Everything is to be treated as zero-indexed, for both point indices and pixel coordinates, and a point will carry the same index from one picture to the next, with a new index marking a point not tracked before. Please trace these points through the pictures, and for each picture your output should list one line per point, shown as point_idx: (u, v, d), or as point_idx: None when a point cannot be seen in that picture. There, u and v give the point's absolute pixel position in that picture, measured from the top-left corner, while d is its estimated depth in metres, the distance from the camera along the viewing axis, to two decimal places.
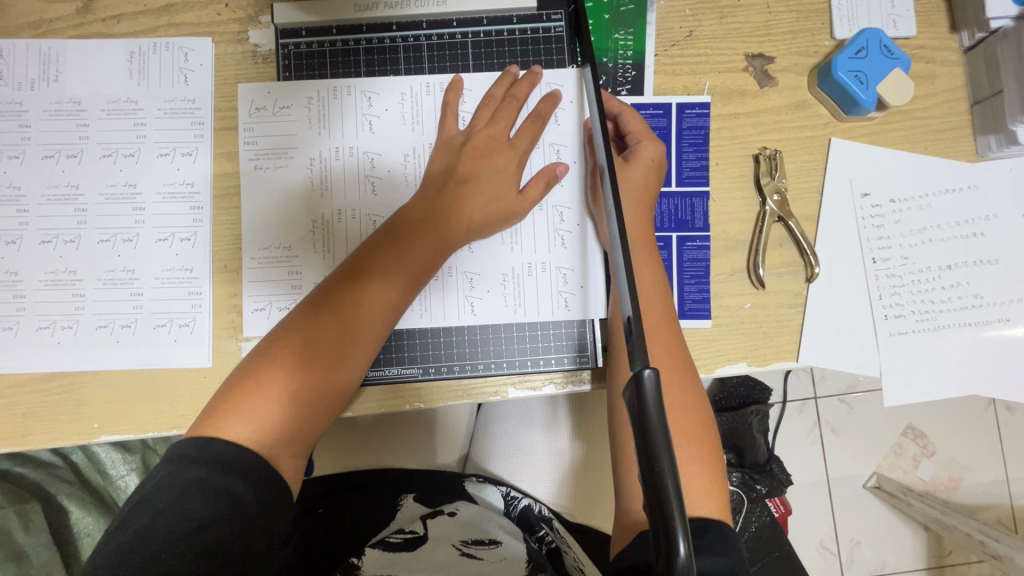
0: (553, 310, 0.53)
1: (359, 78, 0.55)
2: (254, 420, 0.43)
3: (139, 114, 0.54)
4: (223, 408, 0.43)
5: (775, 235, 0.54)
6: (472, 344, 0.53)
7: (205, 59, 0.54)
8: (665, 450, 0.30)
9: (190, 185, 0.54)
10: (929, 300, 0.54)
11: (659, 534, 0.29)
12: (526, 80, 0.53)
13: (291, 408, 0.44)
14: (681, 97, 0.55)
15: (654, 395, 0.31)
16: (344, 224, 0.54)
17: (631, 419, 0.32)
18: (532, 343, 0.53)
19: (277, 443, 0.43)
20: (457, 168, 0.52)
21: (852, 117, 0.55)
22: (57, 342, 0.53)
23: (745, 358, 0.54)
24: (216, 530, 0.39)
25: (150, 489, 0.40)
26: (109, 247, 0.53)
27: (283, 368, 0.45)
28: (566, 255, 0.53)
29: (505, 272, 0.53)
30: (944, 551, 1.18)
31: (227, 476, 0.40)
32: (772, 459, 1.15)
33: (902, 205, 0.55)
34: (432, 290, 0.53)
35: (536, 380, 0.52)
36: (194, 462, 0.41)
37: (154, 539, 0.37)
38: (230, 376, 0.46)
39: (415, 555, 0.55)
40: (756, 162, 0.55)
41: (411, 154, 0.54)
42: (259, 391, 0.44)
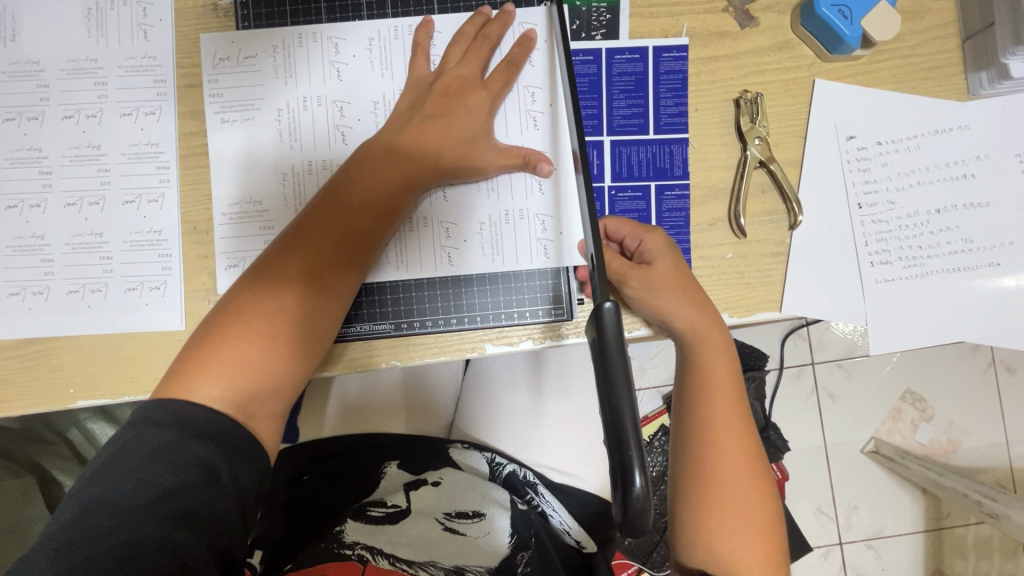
0: (528, 261, 0.52)
1: (321, 26, 0.53)
2: (225, 378, 0.42)
3: (100, 72, 0.53)
4: (191, 368, 0.42)
5: (757, 182, 0.53)
6: (447, 297, 0.52)
7: (164, 14, 0.53)
8: (623, 382, 0.29)
9: (155, 145, 0.53)
10: (917, 245, 0.53)
11: (615, 468, 0.28)
12: (498, 20, 0.52)
13: (264, 369, 0.43)
14: (658, 41, 0.53)
15: (614, 329, 0.31)
16: (314, 177, 0.52)
17: (592, 356, 0.32)
18: (508, 295, 0.52)
19: (250, 404, 0.43)
20: (425, 106, 0.50)
21: (837, 56, 0.52)
22: (28, 308, 0.52)
23: (728, 310, 0.52)
24: (183, 498, 0.38)
25: (114, 453, 0.39)
26: (76, 211, 0.52)
27: (251, 326, 0.43)
28: (542, 202, 0.52)
29: (481, 222, 0.52)
30: (942, 514, 1.17)
31: (194, 441, 0.40)
32: (769, 427, 1.14)
33: (889, 146, 0.53)
34: (408, 241, 0.52)
35: (514, 335, 0.52)
36: (160, 426, 0.40)
37: (119, 505, 0.37)
38: (194, 334, 0.44)
39: (399, 529, 0.58)
40: (736, 107, 0.53)
41: (380, 101, 0.53)
42: (228, 350, 0.43)
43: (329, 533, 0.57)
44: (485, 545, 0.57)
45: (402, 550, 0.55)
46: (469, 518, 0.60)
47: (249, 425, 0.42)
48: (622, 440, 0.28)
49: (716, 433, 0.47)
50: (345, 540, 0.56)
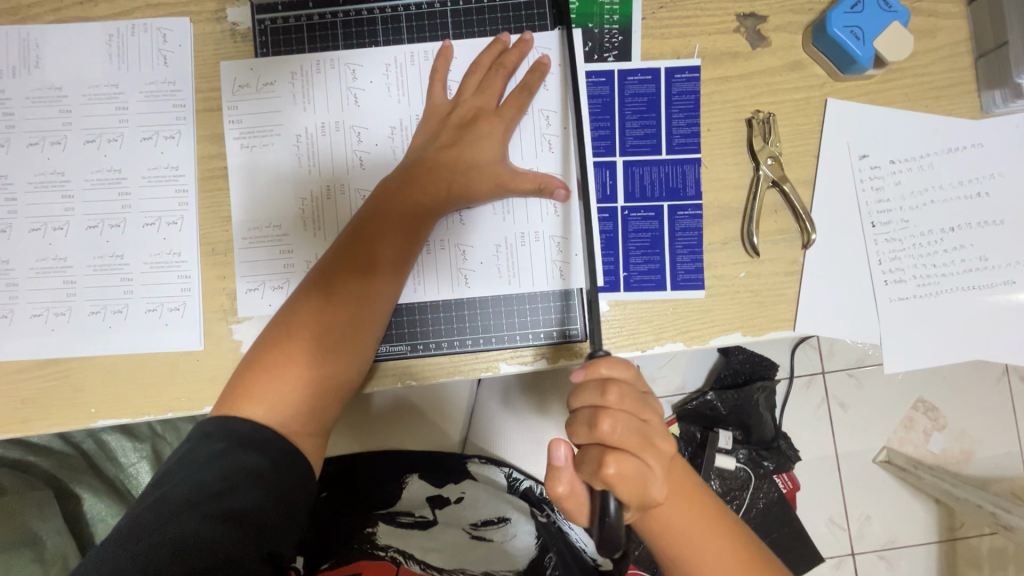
0: (542, 284, 0.52)
1: (338, 51, 0.54)
2: (264, 398, 0.44)
3: (121, 98, 0.54)
4: (236, 392, 0.45)
5: (769, 201, 0.53)
6: (461, 320, 0.52)
7: (184, 40, 0.54)
8: None
9: (174, 168, 0.54)
10: (930, 264, 0.53)
11: None
12: (515, 49, 0.52)
13: (299, 389, 0.45)
14: (670, 62, 0.53)
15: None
16: (334, 202, 0.53)
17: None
18: (523, 317, 0.52)
19: (289, 422, 0.45)
20: (440, 136, 0.51)
21: (849, 75, 0.53)
22: (50, 328, 0.53)
23: (741, 328, 0.52)
24: (229, 498, 0.40)
25: (178, 456, 0.42)
26: (97, 233, 0.53)
27: (287, 352, 0.46)
28: (555, 223, 0.52)
29: (497, 244, 0.52)
30: (956, 524, 1.16)
31: (242, 451, 0.42)
32: (780, 436, 1.13)
33: (903, 165, 0.53)
34: (425, 265, 0.52)
35: (527, 354, 0.52)
36: (213, 437, 0.43)
37: (173, 501, 0.40)
38: (240, 364, 0.47)
39: (430, 536, 0.61)
40: (749, 127, 0.53)
41: (398, 127, 0.53)
42: (265, 374, 0.45)
43: (361, 535, 0.60)
44: (509, 549, 0.61)
45: (432, 556, 0.58)
46: (494, 524, 0.63)
47: (293, 440, 0.44)
48: None
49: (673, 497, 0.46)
50: (378, 541, 0.59)
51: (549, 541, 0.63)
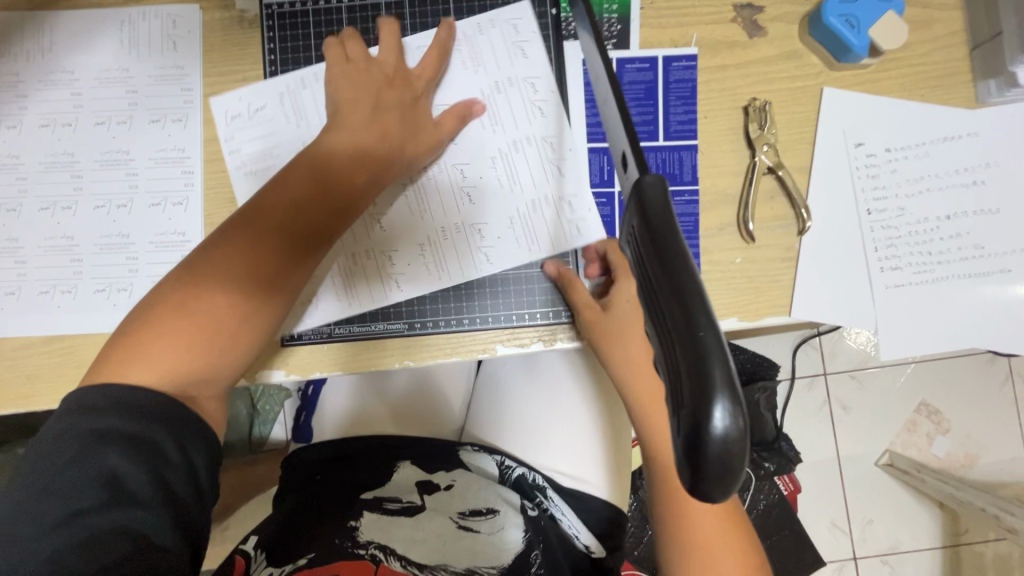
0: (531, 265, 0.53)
1: (344, 56, 0.55)
2: (155, 362, 0.42)
3: (131, 82, 0.55)
4: (120, 356, 0.42)
5: (765, 188, 0.53)
6: (462, 300, 0.53)
7: (193, 26, 0.55)
8: (684, 260, 0.21)
9: (181, 151, 0.55)
10: (926, 251, 0.53)
11: (686, 391, 0.19)
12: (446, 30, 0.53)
13: (195, 349, 0.43)
14: (668, 50, 0.54)
15: (665, 223, 0.22)
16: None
17: (644, 257, 0.22)
18: (515, 298, 0.53)
19: (186, 385, 0.43)
20: (393, 99, 0.51)
21: (844, 65, 0.53)
22: (57, 305, 0.54)
23: (736, 313, 0.53)
24: (133, 476, 0.38)
25: (51, 439, 0.38)
26: (105, 213, 0.55)
27: (179, 312, 0.44)
28: (546, 203, 0.53)
29: (511, 215, 0.53)
30: (959, 530, 1.15)
31: (137, 424, 0.39)
32: (782, 438, 1.10)
33: (899, 153, 0.53)
34: (443, 248, 0.53)
35: (525, 336, 0.53)
36: (101, 410, 0.39)
37: (63, 488, 0.37)
38: (130, 320, 0.45)
39: (414, 525, 0.58)
40: (745, 115, 0.54)
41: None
42: (155, 336, 0.43)
43: (342, 529, 0.56)
44: (497, 542, 0.57)
45: (415, 551, 0.55)
46: (485, 515, 0.60)
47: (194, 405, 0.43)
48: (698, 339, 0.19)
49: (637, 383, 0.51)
50: (358, 539, 0.55)
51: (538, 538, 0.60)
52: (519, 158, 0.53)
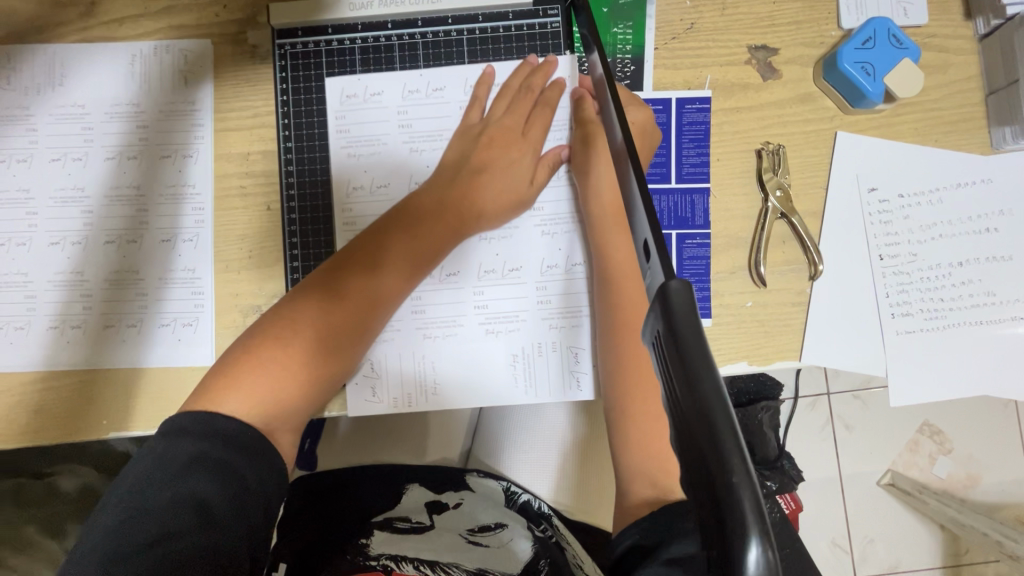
0: (558, 275, 0.54)
1: (353, 75, 0.55)
2: (252, 393, 0.44)
3: (142, 117, 0.55)
4: (219, 385, 0.45)
5: (777, 231, 0.53)
6: (474, 345, 0.53)
7: (205, 61, 0.55)
8: (712, 384, 0.21)
9: (192, 187, 0.55)
10: (938, 298, 0.53)
11: (716, 518, 0.20)
12: (542, 70, 0.54)
13: (289, 384, 0.46)
14: (681, 92, 0.54)
15: (695, 341, 0.22)
16: (360, 201, 0.55)
17: (672, 370, 0.22)
18: (538, 307, 0.53)
19: (275, 418, 0.45)
20: (472, 154, 0.54)
21: (859, 109, 0.53)
22: (66, 340, 0.54)
23: (747, 357, 0.53)
24: (221, 502, 0.39)
25: (149, 463, 0.40)
26: (115, 248, 0.54)
27: (280, 345, 0.46)
28: (567, 205, 0.55)
29: (528, 266, 0.54)
30: (960, 550, 1.15)
31: (223, 450, 0.41)
32: (785, 456, 1.11)
33: (911, 199, 0.53)
34: (447, 298, 0.54)
35: (534, 381, 0.53)
36: (192, 437, 0.41)
37: (155, 510, 0.38)
38: (224, 357, 0.47)
39: (422, 540, 0.59)
40: (758, 158, 0.53)
41: (409, 128, 0.55)
42: (255, 368, 0.45)
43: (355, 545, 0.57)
44: (509, 552, 0.59)
45: (425, 554, 0.56)
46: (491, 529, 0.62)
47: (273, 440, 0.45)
48: (724, 470, 0.19)
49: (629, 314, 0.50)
50: (370, 552, 0.56)
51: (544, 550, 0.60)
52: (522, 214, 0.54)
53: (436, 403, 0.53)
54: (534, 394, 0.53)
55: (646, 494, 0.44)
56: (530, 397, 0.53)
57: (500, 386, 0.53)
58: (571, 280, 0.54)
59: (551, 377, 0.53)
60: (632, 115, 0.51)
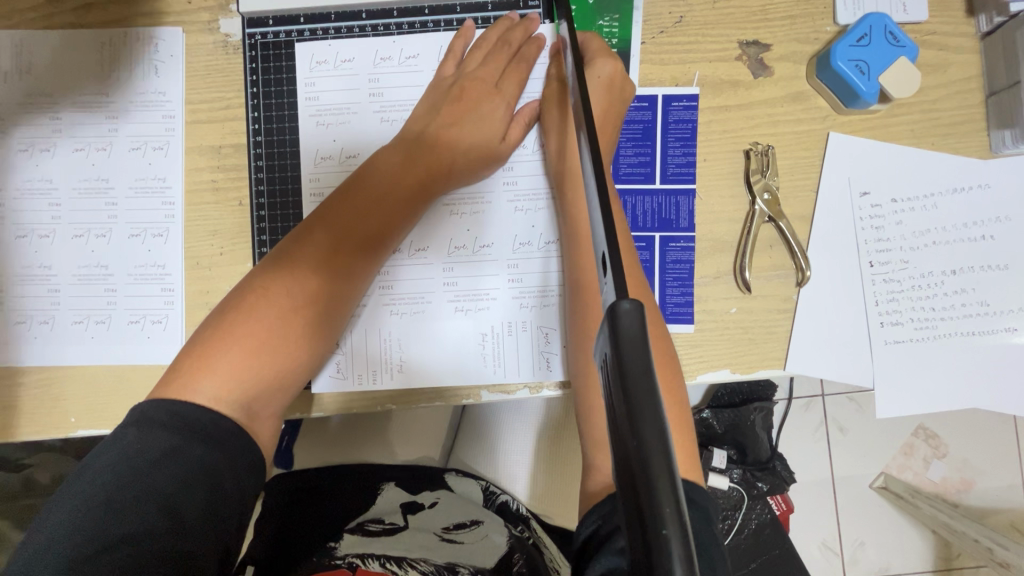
0: (531, 252, 0.50)
1: (324, 41, 0.53)
2: (231, 375, 0.43)
3: (111, 107, 0.53)
4: (195, 367, 0.42)
5: (764, 236, 0.51)
6: (443, 321, 0.50)
7: (176, 49, 0.53)
8: (657, 424, 0.19)
9: (161, 181, 0.53)
10: (929, 307, 0.51)
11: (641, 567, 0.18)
12: (521, 26, 0.52)
13: (270, 364, 0.44)
14: (667, 89, 0.52)
15: (641, 373, 0.20)
16: (328, 172, 0.53)
17: (616, 399, 0.21)
18: (509, 284, 0.50)
19: (255, 402, 0.43)
20: (442, 112, 0.51)
21: (853, 109, 0.51)
22: (34, 337, 0.53)
23: (731, 364, 0.51)
24: (193, 494, 0.37)
25: (116, 456, 0.38)
26: (83, 243, 0.53)
27: (260, 321, 0.44)
28: (543, 178, 0.52)
29: (501, 241, 0.51)
30: (952, 554, 1.14)
31: (194, 442, 0.39)
32: (774, 457, 1.09)
33: (904, 205, 0.51)
34: (415, 273, 0.51)
35: (505, 362, 0.50)
36: (160, 425, 0.39)
37: (120, 501, 0.36)
38: (198, 334, 0.45)
39: (393, 539, 0.57)
40: (747, 159, 0.51)
41: (380, 96, 0.53)
42: (233, 346, 0.43)
43: (322, 548, 0.55)
44: (483, 547, 0.56)
45: (392, 550, 0.54)
46: (466, 527, 0.60)
47: (252, 425, 0.43)
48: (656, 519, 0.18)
49: (592, 289, 0.46)
50: (336, 553, 0.54)
51: (519, 544, 0.57)
52: (495, 186, 0.52)
53: (401, 382, 0.50)
54: (504, 375, 0.50)
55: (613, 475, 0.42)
56: (499, 378, 0.50)
57: (467, 367, 0.50)
58: (545, 257, 0.50)
59: (522, 359, 0.50)
60: (599, 69, 0.49)
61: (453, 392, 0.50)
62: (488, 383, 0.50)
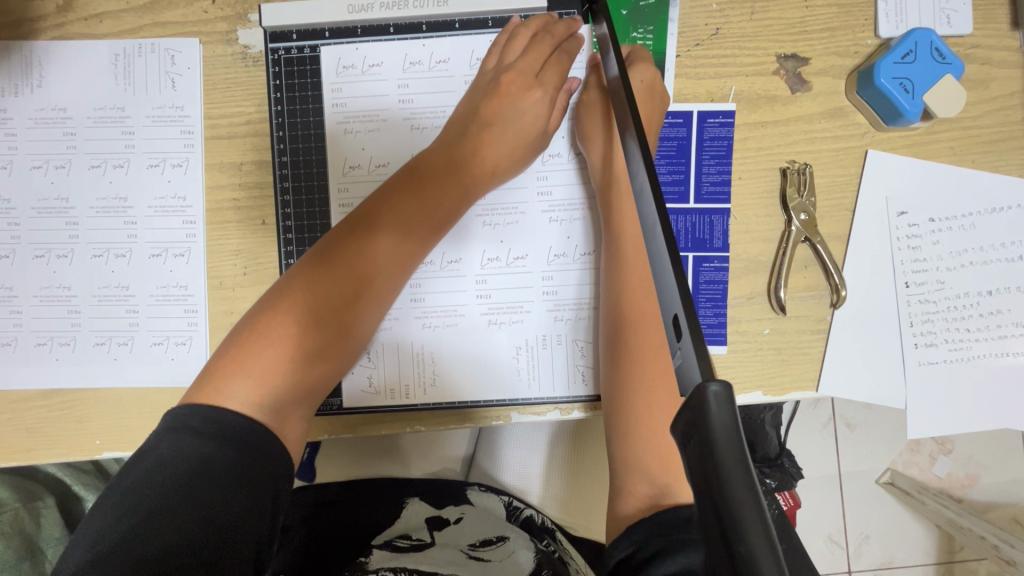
0: (567, 264, 0.50)
1: (349, 54, 0.51)
2: (261, 380, 0.40)
3: (127, 122, 0.51)
4: (224, 371, 0.40)
5: (799, 256, 0.51)
6: (477, 332, 0.49)
7: (193, 62, 0.51)
8: (752, 509, 0.19)
9: (181, 199, 0.52)
10: (964, 328, 0.51)
11: None
12: (564, 22, 0.50)
13: (300, 367, 0.42)
14: (703, 105, 0.51)
15: (733, 461, 0.19)
16: (356, 181, 0.51)
17: (705, 483, 0.20)
18: (544, 297, 0.49)
19: (282, 408, 0.41)
20: (481, 105, 0.49)
21: (893, 127, 0.50)
22: (56, 358, 0.52)
23: (762, 386, 0.51)
24: (235, 505, 0.35)
25: (153, 468, 0.35)
26: (102, 262, 0.52)
27: (291, 321, 0.42)
28: (579, 187, 0.50)
29: (538, 250, 0.50)
30: (954, 547, 1.14)
31: (231, 454, 0.37)
32: (784, 454, 1.08)
33: (943, 224, 0.50)
34: (442, 282, 0.50)
35: (540, 377, 0.49)
36: (200, 438, 0.37)
37: (158, 517, 0.33)
38: (236, 327, 0.43)
39: (422, 555, 0.56)
40: (783, 177, 0.50)
41: (409, 103, 0.51)
42: (264, 349, 0.41)
43: (353, 562, 0.55)
44: (511, 562, 0.56)
45: (425, 566, 0.53)
46: (493, 544, 0.59)
47: (281, 432, 0.41)
48: None
49: (637, 302, 0.45)
50: (369, 567, 0.53)
51: (546, 560, 0.57)
52: (525, 196, 0.50)
53: (434, 396, 0.49)
54: (537, 388, 0.49)
55: (643, 493, 0.42)
56: (534, 392, 0.49)
57: (502, 380, 0.49)
58: (582, 269, 0.50)
59: (557, 373, 0.49)
60: (641, 74, 0.48)
61: (483, 414, 0.49)
62: (520, 405, 0.49)
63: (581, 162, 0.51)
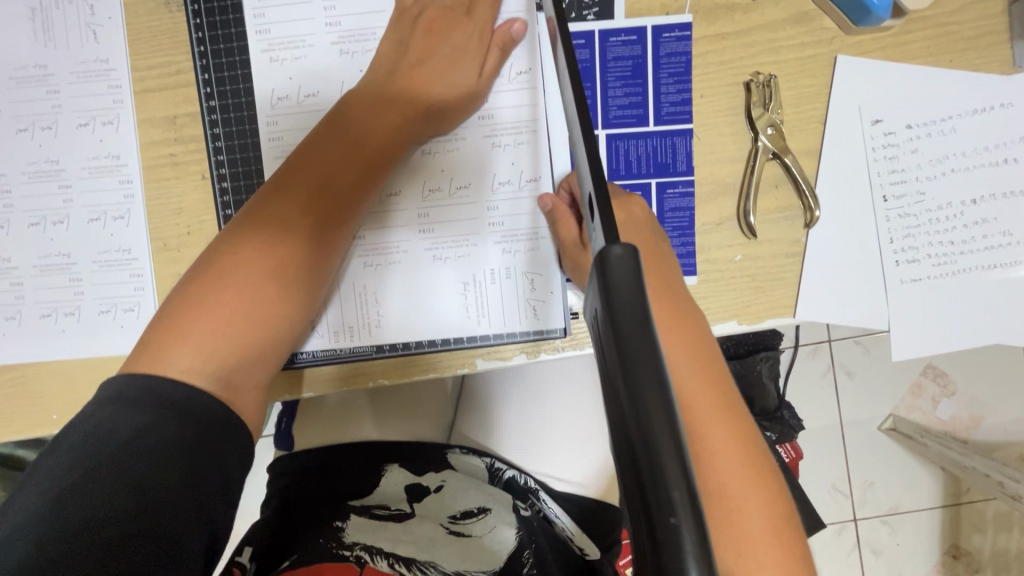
0: (516, 192, 0.47)
1: None
2: (200, 348, 0.38)
3: (51, 80, 0.49)
4: (161, 342, 0.38)
5: (769, 175, 0.48)
6: (421, 270, 0.47)
7: (114, 11, 0.48)
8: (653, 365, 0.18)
9: (116, 158, 0.49)
10: (948, 241, 0.48)
11: (640, 520, 0.18)
12: None
13: (244, 331, 0.40)
14: (657, 19, 0.47)
15: (630, 318, 0.19)
16: (287, 112, 0.49)
17: (607, 345, 0.20)
18: (492, 229, 0.47)
19: (231, 376, 0.39)
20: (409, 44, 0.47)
21: (862, 28, 0.46)
22: (2, 333, 0.50)
23: (737, 316, 0.48)
24: (176, 469, 0.34)
25: (85, 436, 0.34)
26: (40, 231, 0.50)
27: (228, 285, 0.40)
28: (526, 109, 0.47)
29: (485, 179, 0.47)
30: (961, 489, 1.11)
31: (173, 423, 0.35)
32: (784, 406, 1.05)
33: (920, 131, 0.47)
34: (382, 217, 0.47)
35: (494, 313, 0.47)
36: (135, 406, 0.35)
37: (93, 485, 0.33)
38: (172, 294, 0.41)
39: (399, 530, 0.54)
40: (748, 91, 0.47)
41: (337, 25, 0.48)
42: (201, 317, 0.39)
43: (326, 530, 0.53)
44: (491, 538, 0.54)
45: (402, 547, 0.51)
46: (474, 516, 0.56)
47: (232, 403, 0.39)
48: (657, 470, 0.17)
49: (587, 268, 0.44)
50: (344, 540, 0.51)
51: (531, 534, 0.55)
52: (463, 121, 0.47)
53: (381, 337, 0.47)
54: (488, 324, 0.47)
55: None
56: (485, 329, 0.47)
57: (454, 319, 0.47)
58: (535, 196, 0.47)
59: (509, 306, 0.47)
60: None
61: (445, 362, 0.47)
62: (482, 350, 0.47)
63: (529, 81, 0.48)
